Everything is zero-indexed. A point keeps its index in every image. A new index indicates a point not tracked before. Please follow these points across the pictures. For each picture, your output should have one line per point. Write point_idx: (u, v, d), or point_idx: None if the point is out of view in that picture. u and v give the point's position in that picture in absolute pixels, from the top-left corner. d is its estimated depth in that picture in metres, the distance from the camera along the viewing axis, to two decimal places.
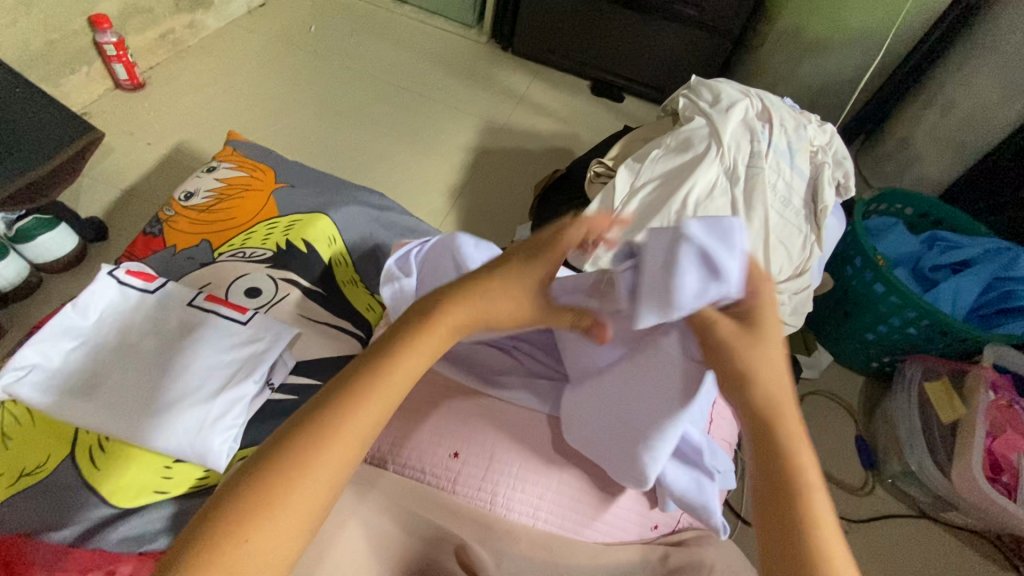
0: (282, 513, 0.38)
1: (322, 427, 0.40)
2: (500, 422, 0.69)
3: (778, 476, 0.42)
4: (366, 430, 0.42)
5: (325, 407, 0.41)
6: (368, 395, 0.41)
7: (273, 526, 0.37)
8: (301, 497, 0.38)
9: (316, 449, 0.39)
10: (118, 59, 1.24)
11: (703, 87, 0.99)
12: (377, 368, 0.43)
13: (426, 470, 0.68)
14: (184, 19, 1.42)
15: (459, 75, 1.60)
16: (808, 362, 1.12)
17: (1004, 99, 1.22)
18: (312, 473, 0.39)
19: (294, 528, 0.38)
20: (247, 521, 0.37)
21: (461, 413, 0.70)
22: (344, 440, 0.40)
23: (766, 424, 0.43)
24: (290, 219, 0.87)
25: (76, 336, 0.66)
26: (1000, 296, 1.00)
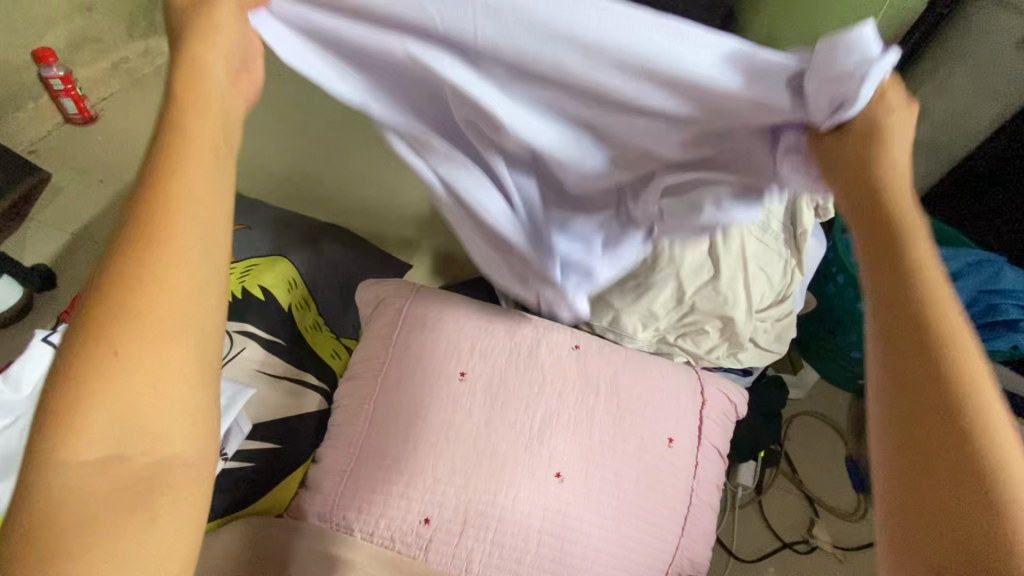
0: (154, 370, 0.32)
1: (132, 274, 0.33)
2: (471, 479, 0.64)
3: (950, 373, 0.34)
4: (207, 239, 0.36)
5: (107, 279, 0.33)
6: (176, 224, 0.35)
7: (141, 356, 0.32)
8: (161, 329, 0.33)
9: (130, 302, 0.33)
10: (67, 93, 1.18)
11: None
12: (155, 200, 0.35)
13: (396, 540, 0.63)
14: (138, 46, 1.36)
15: None
16: (793, 382, 1.11)
17: (979, 102, 1.21)
18: (153, 325, 0.33)
19: (182, 363, 0.33)
20: (84, 403, 0.31)
21: (428, 475, 0.64)
22: (162, 274, 0.33)
23: (911, 322, 0.36)
24: (246, 264, 0.82)
25: (10, 413, 0.61)
26: (985, 308, 0.98)
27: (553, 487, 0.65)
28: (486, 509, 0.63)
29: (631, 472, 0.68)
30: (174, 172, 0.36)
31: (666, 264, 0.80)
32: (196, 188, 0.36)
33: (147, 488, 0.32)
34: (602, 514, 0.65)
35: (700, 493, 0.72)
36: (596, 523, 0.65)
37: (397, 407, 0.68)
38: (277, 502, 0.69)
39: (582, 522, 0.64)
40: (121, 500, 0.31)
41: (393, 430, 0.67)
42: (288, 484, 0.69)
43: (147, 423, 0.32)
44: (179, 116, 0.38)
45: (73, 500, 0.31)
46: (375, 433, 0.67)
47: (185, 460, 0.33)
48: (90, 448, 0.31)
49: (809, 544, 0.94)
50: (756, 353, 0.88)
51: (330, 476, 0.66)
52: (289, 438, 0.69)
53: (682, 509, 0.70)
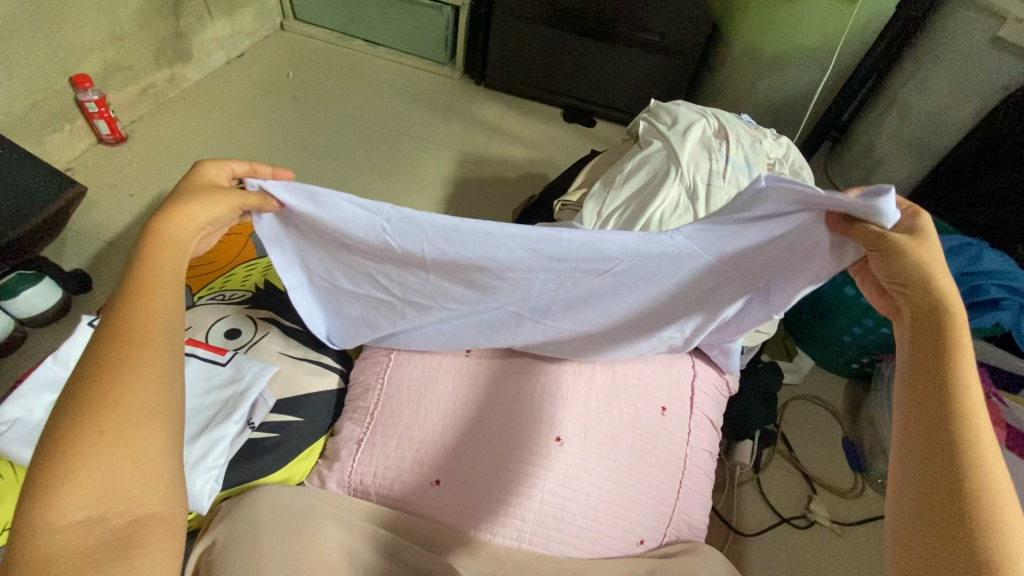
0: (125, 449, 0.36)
1: (107, 367, 0.38)
2: (475, 458, 0.69)
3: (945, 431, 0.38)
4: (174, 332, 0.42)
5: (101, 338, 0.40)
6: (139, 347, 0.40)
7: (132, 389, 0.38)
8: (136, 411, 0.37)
9: (102, 392, 0.37)
10: (100, 116, 1.28)
11: (662, 110, 1.03)
12: (123, 318, 0.40)
13: (408, 501, 0.68)
14: (164, 73, 1.47)
15: (434, 110, 1.65)
16: (788, 367, 1.14)
17: (956, 101, 1.28)
18: (134, 368, 0.39)
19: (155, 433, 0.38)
20: (74, 474, 0.34)
21: (439, 441, 0.70)
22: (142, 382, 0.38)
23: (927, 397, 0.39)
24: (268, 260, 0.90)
25: (57, 388, 0.67)
26: (968, 290, 1.03)
27: (554, 450, 0.69)
28: (493, 473, 0.68)
29: (626, 437, 0.72)
30: (137, 301, 0.42)
31: None
32: (166, 284, 0.44)
33: (120, 545, 0.34)
34: (602, 475, 0.70)
35: (694, 460, 0.77)
36: (596, 483, 0.69)
37: (410, 382, 0.74)
38: (296, 474, 0.72)
39: (580, 483, 0.69)
40: (96, 555, 0.34)
41: (406, 401, 0.73)
42: (308, 456, 0.73)
43: (124, 489, 0.35)
44: (149, 248, 0.45)
45: (59, 562, 0.33)
46: (389, 405, 0.73)
47: (161, 518, 0.36)
48: (74, 512, 0.34)
49: (808, 520, 0.96)
50: None
51: (347, 444, 0.72)
52: (309, 412, 0.74)
53: (677, 474, 0.75)
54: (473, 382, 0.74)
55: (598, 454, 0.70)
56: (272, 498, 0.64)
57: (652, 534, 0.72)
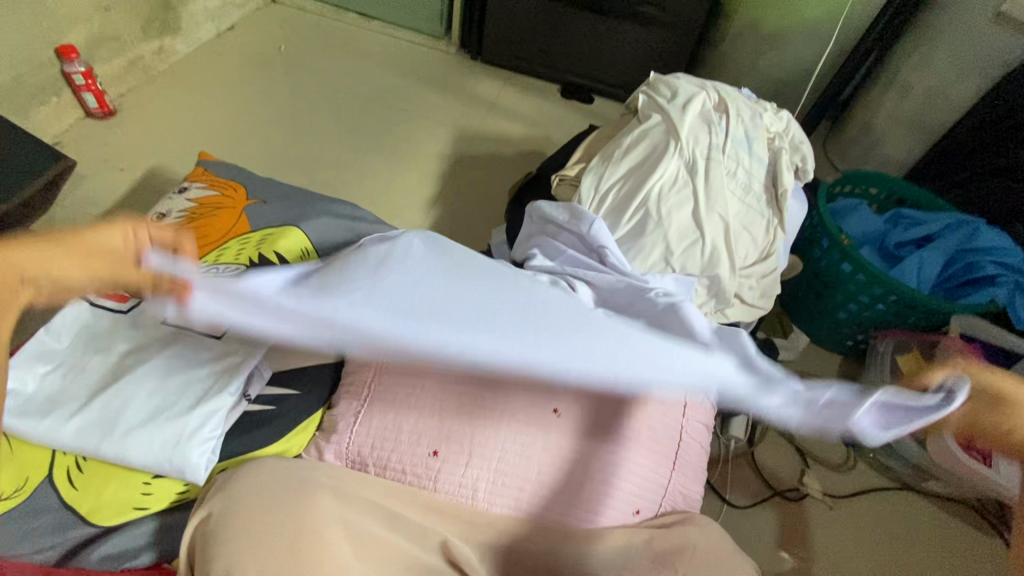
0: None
1: None
2: (473, 424, 0.69)
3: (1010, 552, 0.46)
4: None
5: None
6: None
7: None
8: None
9: None
10: (87, 88, 1.25)
11: (662, 83, 1.01)
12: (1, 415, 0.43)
13: (406, 472, 0.69)
14: (152, 45, 1.43)
15: (430, 86, 1.62)
16: (785, 344, 1.14)
17: (957, 78, 1.27)
18: None
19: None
20: None
21: (434, 412, 0.70)
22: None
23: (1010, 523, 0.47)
24: (262, 234, 0.89)
25: (50, 360, 0.67)
26: (963, 267, 1.03)
27: (552, 421, 0.70)
28: (488, 444, 0.68)
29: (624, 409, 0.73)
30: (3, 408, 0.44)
31: (654, 226, 0.87)
32: None
33: None
34: (602, 446, 0.71)
35: (690, 432, 0.78)
36: (595, 453, 0.70)
37: None
38: (292, 448, 0.71)
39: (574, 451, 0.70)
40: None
41: (402, 371, 0.72)
42: (305, 430, 0.72)
43: None
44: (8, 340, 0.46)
45: None
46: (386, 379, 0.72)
47: None
48: None
49: (800, 492, 0.98)
50: (743, 309, 0.92)
51: (344, 417, 0.72)
52: (306, 385, 0.74)
53: (673, 446, 0.75)
54: None
55: (596, 425, 0.71)
56: (268, 471, 0.64)
57: (648, 506, 0.72)
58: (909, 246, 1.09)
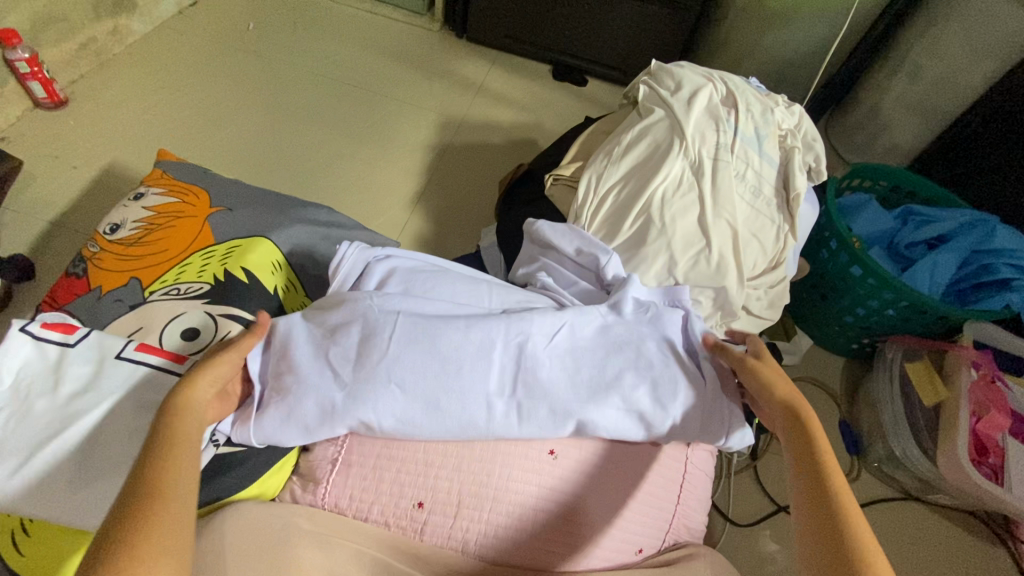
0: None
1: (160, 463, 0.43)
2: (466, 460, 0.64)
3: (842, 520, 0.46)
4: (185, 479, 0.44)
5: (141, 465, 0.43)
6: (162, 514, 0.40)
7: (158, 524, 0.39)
8: (171, 533, 0.39)
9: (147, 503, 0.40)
10: (33, 77, 1.14)
11: (664, 73, 0.93)
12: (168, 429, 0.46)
13: (389, 524, 0.64)
14: (105, 25, 1.31)
15: (412, 67, 1.52)
16: (787, 348, 1.10)
17: (971, 60, 1.19)
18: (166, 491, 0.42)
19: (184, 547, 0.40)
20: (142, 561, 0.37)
21: (417, 458, 0.64)
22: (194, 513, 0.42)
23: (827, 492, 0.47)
24: (228, 246, 0.80)
25: None
26: (977, 269, 0.98)
27: (547, 463, 0.64)
28: (481, 486, 0.63)
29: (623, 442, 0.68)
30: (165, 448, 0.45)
31: (657, 234, 0.81)
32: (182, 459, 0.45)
33: None
34: (604, 489, 0.66)
35: (695, 461, 0.73)
36: (588, 495, 0.65)
37: None
38: (268, 489, 0.67)
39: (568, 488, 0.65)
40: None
41: None
42: (281, 469, 0.67)
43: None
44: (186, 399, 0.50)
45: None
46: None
47: None
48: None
49: None
50: (749, 320, 0.87)
51: (321, 464, 0.66)
52: None
53: (677, 479, 0.71)
54: None
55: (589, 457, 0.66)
56: (241, 523, 0.58)
57: (650, 546, 0.68)
58: (920, 246, 1.03)
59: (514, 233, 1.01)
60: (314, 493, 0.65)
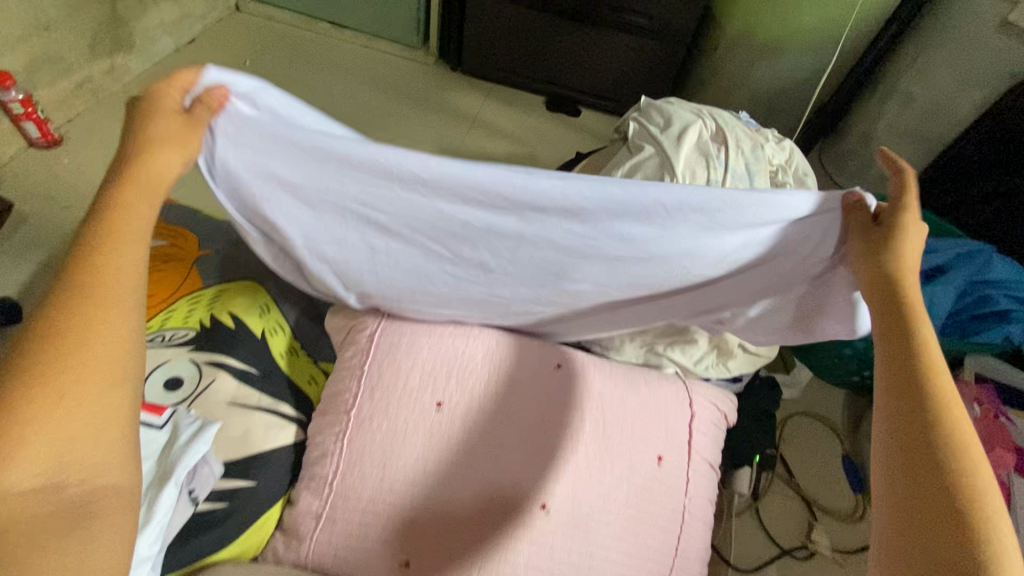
0: (73, 408, 0.36)
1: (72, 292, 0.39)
2: (453, 514, 0.62)
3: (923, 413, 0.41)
4: (137, 306, 0.41)
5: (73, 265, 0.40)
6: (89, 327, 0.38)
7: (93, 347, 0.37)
8: (102, 360, 0.38)
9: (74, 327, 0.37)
10: (28, 117, 1.14)
11: (653, 110, 0.93)
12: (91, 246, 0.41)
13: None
14: (102, 64, 1.32)
15: (407, 101, 1.53)
16: (786, 381, 1.08)
17: (961, 88, 1.20)
18: (98, 307, 0.39)
19: (139, 364, 0.40)
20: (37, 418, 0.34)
21: (400, 516, 0.62)
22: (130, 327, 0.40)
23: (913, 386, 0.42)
24: (215, 291, 0.80)
25: None
26: (976, 300, 0.97)
27: (540, 520, 0.62)
28: (468, 546, 0.61)
29: (620, 493, 0.66)
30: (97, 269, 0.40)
31: None
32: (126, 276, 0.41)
33: (80, 517, 0.35)
34: (600, 547, 0.63)
35: (693, 510, 0.70)
36: (581, 551, 0.63)
37: (374, 440, 0.64)
38: (251, 546, 0.66)
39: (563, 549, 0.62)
40: (54, 523, 0.34)
41: (370, 466, 0.63)
42: (264, 525, 0.66)
43: (89, 458, 0.36)
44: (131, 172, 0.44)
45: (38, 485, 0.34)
46: (349, 474, 0.63)
47: (117, 492, 0.37)
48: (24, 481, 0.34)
49: (808, 550, 0.92)
50: (746, 358, 0.85)
51: (304, 518, 0.64)
52: (264, 474, 0.67)
53: (675, 532, 0.68)
54: (432, 437, 0.65)
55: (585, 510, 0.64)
56: None
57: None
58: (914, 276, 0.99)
59: None
60: (296, 552, 0.64)
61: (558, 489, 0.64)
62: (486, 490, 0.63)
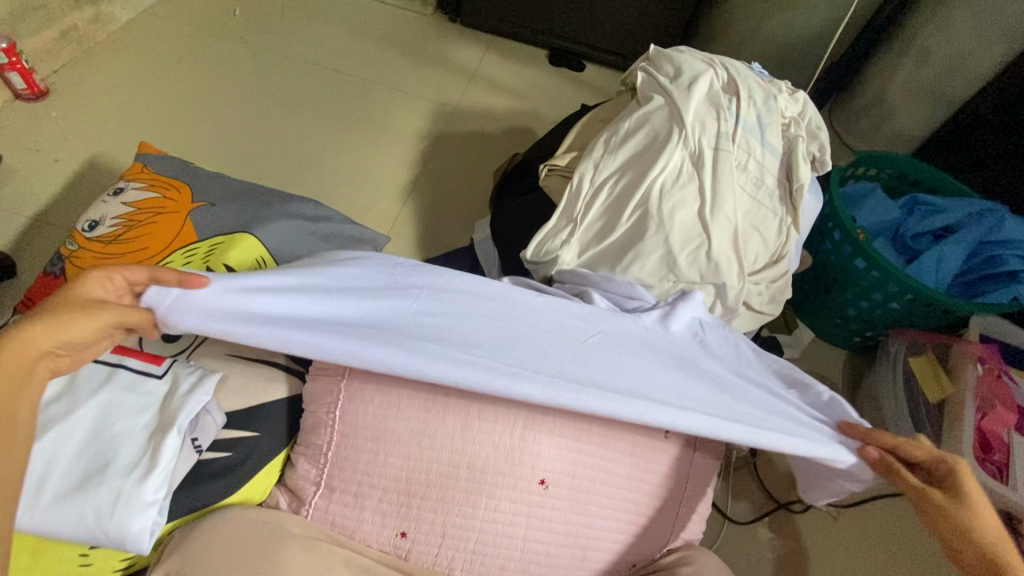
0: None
1: None
2: (454, 491, 0.62)
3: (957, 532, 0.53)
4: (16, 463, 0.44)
5: None
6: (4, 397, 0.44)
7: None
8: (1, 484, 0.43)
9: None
10: (12, 67, 1.10)
11: (663, 59, 0.89)
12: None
13: (371, 545, 0.64)
14: (86, 12, 1.26)
15: (404, 54, 1.47)
16: (788, 341, 1.08)
17: (982, 44, 1.15)
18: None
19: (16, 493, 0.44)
20: None
21: (396, 492, 0.63)
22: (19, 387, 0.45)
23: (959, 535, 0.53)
24: (210, 243, 0.78)
25: None
26: (984, 261, 0.95)
27: (539, 493, 0.63)
28: (464, 522, 0.62)
29: (624, 468, 0.66)
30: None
31: (655, 229, 0.78)
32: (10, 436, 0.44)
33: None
34: (595, 513, 0.66)
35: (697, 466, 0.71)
36: (575, 520, 0.65)
37: (369, 418, 0.62)
38: (256, 494, 0.66)
39: (557, 522, 0.64)
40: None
41: (362, 443, 0.62)
42: (267, 475, 0.66)
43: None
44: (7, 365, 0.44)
45: None
46: (343, 447, 0.63)
47: None
48: None
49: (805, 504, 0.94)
50: (750, 316, 0.85)
51: (304, 484, 0.65)
52: (266, 425, 0.66)
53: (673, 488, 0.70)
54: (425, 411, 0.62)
55: (585, 480, 0.65)
56: (228, 532, 0.58)
57: (633, 549, 0.69)
58: (926, 237, 1.00)
59: (507, 226, 0.99)
60: (297, 511, 0.65)
61: (556, 464, 0.63)
62: (484, 466, 0.62)
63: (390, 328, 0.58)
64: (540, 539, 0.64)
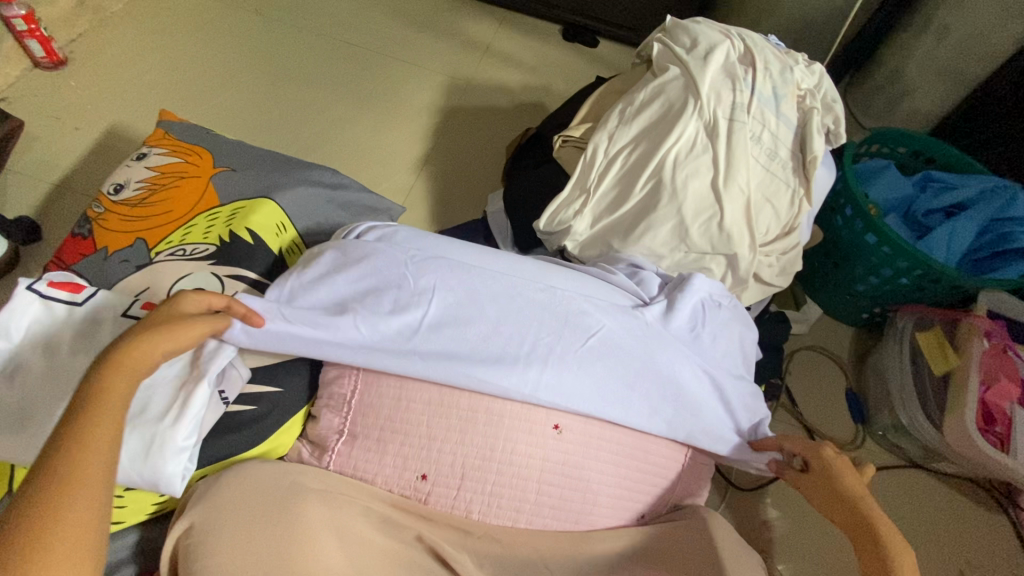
0: (73, 517, 0.43)
1: (54, 465, 0.44)
2: (472, 434, 0.64)
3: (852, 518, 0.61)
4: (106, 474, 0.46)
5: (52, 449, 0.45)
6: (99, 420, 0.47)
7: (71, 498, 0.43)
8: (88, 503, 0.44)
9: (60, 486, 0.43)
10: (31, 35, 1.11)
11: (680, 30, 0.89)
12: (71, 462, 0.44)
13: (393, 490, 0.66)
14: None
15: (417, 26, 1.47)
16: (796, 317, 1.09)
17: (1002, 20, 1.13)
18: (86, 465, 0.45)
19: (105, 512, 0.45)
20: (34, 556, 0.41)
21: (417, 435, 0.65)
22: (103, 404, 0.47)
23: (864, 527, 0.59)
24: (232, 208, 0.79)
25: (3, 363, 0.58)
26: (995, 238, 0.96)
27: (552, 439, 0.65)
28: (486, 461, 0.64)
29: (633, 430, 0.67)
30: (82, 444, 0.45)
31: (669, 199, 0.79)
32: (98, 457, 0.45)
33: None
34: (603, 470, 0.66)
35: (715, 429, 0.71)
36: (591, 466, 0.66)
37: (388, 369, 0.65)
38: (278, 447, 0.68)
39: (574, 469, 0.66)
40: None
41: (385, 390, 0.65)
42: (288, 431, 0.68)
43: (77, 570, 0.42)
44: (107, 383, 0.48)
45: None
46: (367, 394, 0.65)
47: None
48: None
49: None
50: (759, 287, 0.86)
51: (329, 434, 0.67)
52: (288, 381, 0.68)
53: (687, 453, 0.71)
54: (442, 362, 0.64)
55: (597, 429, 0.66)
56: (252, 477, 0.60)
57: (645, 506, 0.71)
58: (937, 214, 1.00)
59: (520, 197, 1.00)
60: (319, 459, 0.67)
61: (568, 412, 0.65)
62: (501, 410, 0.64)
63: (397, 325, 0.63)
64: (558, 483, 0.66)
